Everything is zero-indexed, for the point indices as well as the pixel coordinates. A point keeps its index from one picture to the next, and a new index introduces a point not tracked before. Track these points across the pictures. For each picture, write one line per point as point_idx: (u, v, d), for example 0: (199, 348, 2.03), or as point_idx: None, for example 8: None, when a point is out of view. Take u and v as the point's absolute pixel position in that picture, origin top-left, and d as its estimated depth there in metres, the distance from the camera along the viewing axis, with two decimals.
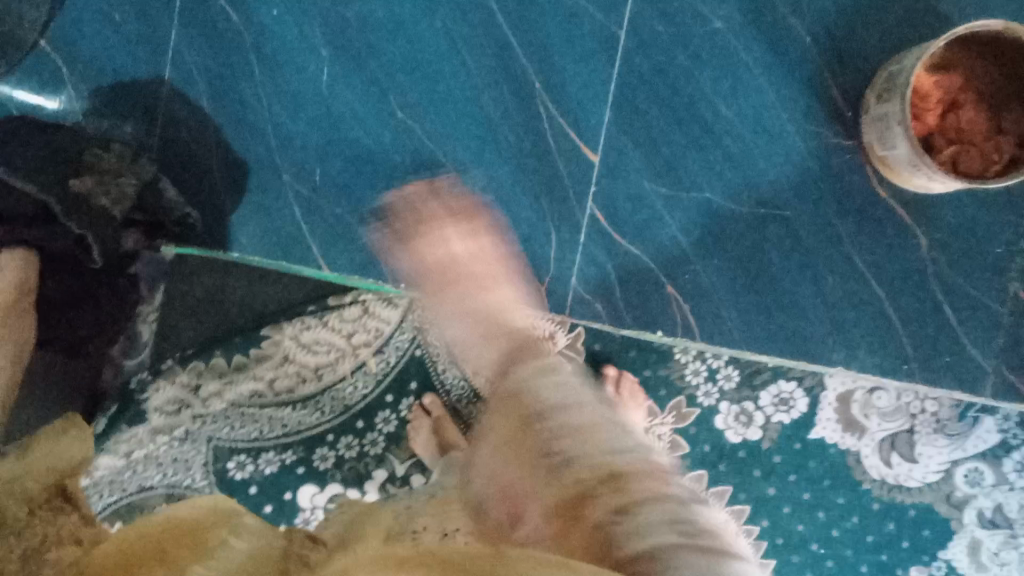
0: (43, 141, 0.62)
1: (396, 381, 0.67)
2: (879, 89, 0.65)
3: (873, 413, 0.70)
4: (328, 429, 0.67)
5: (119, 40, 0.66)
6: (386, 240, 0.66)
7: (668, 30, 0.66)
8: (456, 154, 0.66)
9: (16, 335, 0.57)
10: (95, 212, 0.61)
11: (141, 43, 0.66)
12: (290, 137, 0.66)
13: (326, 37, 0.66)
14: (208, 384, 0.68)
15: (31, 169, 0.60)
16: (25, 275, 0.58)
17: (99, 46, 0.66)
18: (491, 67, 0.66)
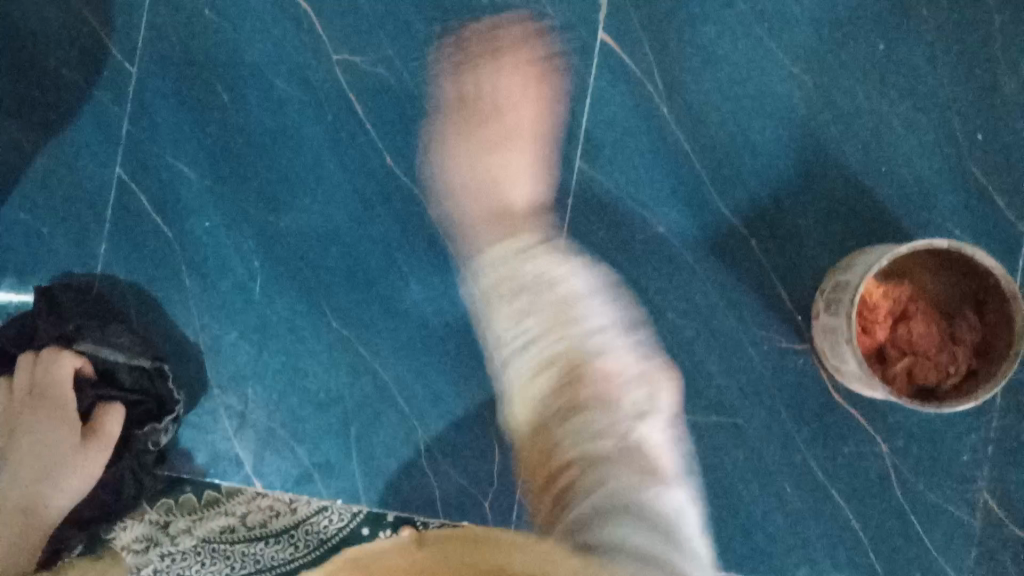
0: (113, 317, 0.71)
1: (371, 515, 0.71)
2: (827, 297, 0.67)
3: None
4: (302, 566, 0.71)
5: (52, 253, 0.72)
6: (335, 440, 0.72)
7: (607, 233, 0.71)
8: (394, 363, 0.72)
9: (77, 476, 0.66)
10: (162, 395, 0.69)
11: (76, 254, 0.72)
12: (223, 345, 0.71)
13: (259, 247, 0.72)
14: (178, 521, 0.72)
15: (114, 341, 0.69)
16: (106, 427, 0.68)
17: (32, 258, 0.72)
18: (426, 273, 0.72)
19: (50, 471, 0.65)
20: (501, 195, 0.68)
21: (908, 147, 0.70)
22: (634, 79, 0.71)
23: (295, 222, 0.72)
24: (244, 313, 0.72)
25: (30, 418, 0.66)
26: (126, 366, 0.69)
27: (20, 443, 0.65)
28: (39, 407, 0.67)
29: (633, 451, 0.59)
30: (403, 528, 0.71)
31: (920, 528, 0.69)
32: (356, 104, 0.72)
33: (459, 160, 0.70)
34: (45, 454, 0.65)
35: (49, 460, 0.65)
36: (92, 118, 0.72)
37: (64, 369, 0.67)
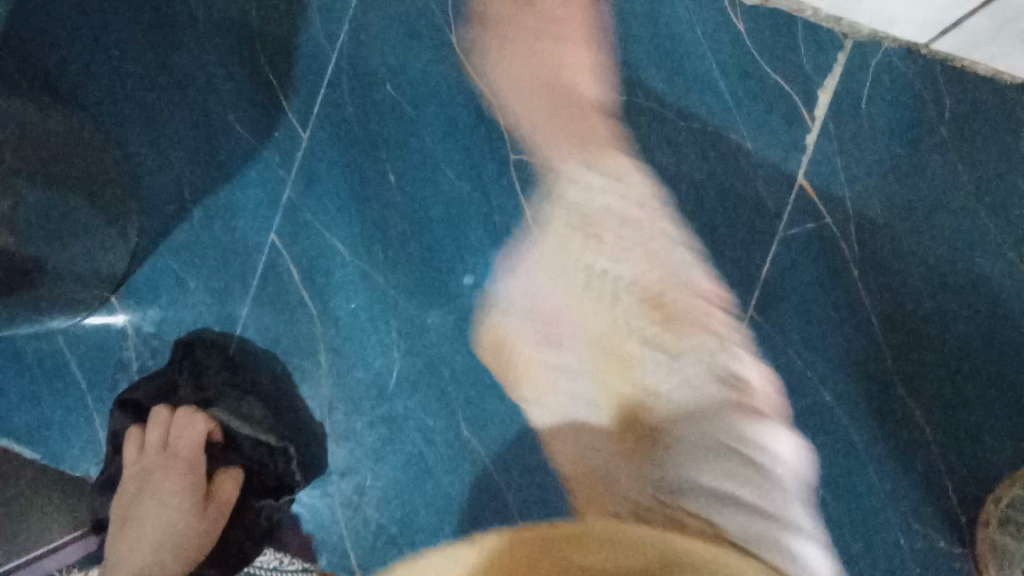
0: (246, 385, 0.69)
1: None
2: (1000, 512, 0.62)
3: None
4: None
5: (191, 307, 0.71)
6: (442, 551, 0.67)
7: (770, 396, 0.66)
8: (517, 487, 0.67)
9: (196, 545, 0.63)
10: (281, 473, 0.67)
11: (215, 311, 0.70)
12: (347, 434, 0.69)
13: (401, 338, 0.69)
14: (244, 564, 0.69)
15: (243, 412, 0.68)
16: (227, 493, 0.66)
17: (171, 309, 0.71)
18: (571, 395, 0.68)
19: (179, 545, 0.63)
20: (566, 79, 0.68)
21: None
22: (827, 233, 0.66)
23: (442, 319, 0.69)
24: (372, 403, 0.69)
25: (166, 479, 0.65)
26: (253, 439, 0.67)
27: (146, 504, 0.64)
28: (175, 469, 0.65)
29: None
30: None
31: None
32: (522, 206, 0.68)
33: (506, 53, 0.68)
34: (166, 524, 0.63)
35: (172, 532, 0.63)
36: (256, 180, 0.70)
37: (199, 431, 0.66)
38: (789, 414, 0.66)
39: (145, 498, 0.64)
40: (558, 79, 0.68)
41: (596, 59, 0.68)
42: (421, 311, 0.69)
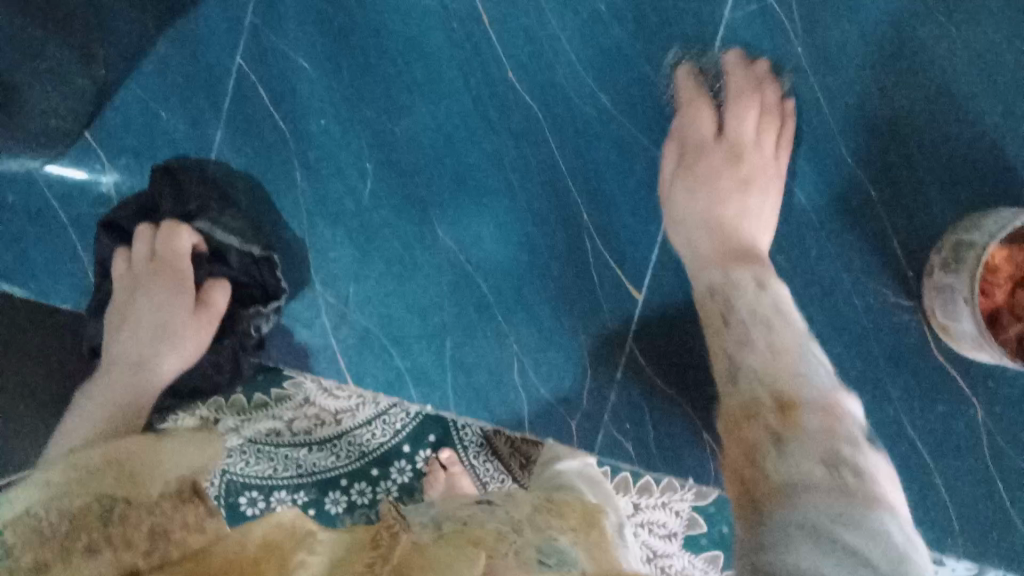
0: (229, 202, 0.70)
1: (415, 433, 0.76)
2: (945, 255, 0.66)
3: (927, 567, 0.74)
4: (342, 475, 0.76)
5: (165, 136, 0.72)
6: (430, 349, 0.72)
7: None
8: (496, 285, 0.72)
9: (192, 342, 0.66)
10: (268, 290, 0.70)
11: (189, 138, 0.72)
12: (327, 247, 0.72)
13: (373, 150, 0.71)
14: (227, 419, 0.76)
15: (230, 227, 0.69)
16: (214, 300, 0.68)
17: (144, 139, 0.72)
18: (539, 194, 0.71)
19: (167, 335, 0.65)
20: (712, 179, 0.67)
21: None
22: (771, 15, 0.68)
23: (410, 129, 0.71)
24: (351, 216, 0.72)
25: (151, 285, 0.66)
26: (239, 255, 0.69)
27: (138, 300, 0.65)
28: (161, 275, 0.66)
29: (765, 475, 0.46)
30: (441, 450, 0.76)
31: (1009, 497, 0.69)
32: (481, 17, 0.70)
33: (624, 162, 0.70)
34: (160, 317, 0.65)
35: (167, 325, 0.65)
36: (217, 9, 0.72)
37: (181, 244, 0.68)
38: None
39: (138, 291, 0.66)
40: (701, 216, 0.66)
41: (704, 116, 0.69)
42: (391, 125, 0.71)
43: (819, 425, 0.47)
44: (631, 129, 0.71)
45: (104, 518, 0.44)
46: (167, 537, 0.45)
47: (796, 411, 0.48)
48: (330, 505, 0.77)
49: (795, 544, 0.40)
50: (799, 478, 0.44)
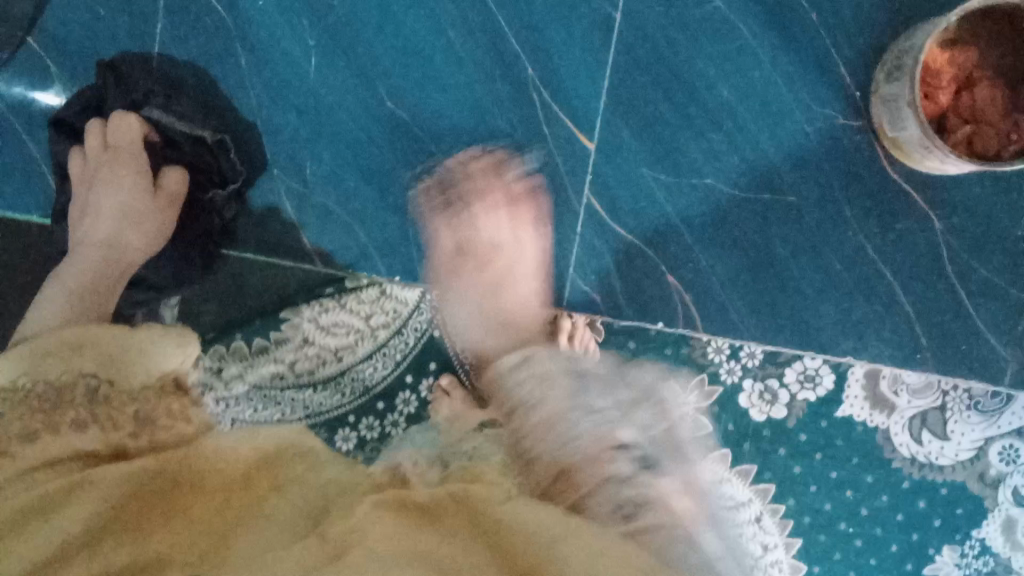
0: (180, 90, 0.73)
1: (415, 362, 0.75)
2: (889, 67, 0.65)
3: (902, 390, 0.72)
4: (348, 410, 0.75)
5: (108, 35, 0.72)
6: (392, 220, 0.73)
7: (666, 12, 0.70)
8: (450, 149, 0.73)
9: (158, 227, 0.70)
10: (224, 172, 0.73)
11: (131, 35, 0.72)
12: (280, 129, 0.73)
13: (313, 27, 0.72)
14: (230, 366, 0.76)
15: (183, 113, 0.72)
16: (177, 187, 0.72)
17: (86, 40, 0.73)
18: (486, 55, 0.71)
19: (134, 217, 0.69)
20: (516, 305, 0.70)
21: None
22: None
23: (347, 2, 0.72)
24: (298, 94, 0.72)
25: (113, 165, 0.70)
26: (194, 139, 0.72)
27: (97, 189, 0.69)
28: (118, 164, 0.70)
29: (585, 464, 0.54)
30: (442, 376, 0.74)
31: (969, 303, 0.71)
32: None
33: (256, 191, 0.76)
34: (122, 204, 0.69)
35: (131, 210, 0.69)
36: None
37: (133, 133, 0.71)
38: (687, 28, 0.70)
39: (95, 183, 0.69)
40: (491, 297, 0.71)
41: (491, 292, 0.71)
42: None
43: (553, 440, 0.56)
44: None
45: (89, 395, 0.49)
46: (152, 425, 0.50)
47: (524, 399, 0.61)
48: (341, 443, 0.75)
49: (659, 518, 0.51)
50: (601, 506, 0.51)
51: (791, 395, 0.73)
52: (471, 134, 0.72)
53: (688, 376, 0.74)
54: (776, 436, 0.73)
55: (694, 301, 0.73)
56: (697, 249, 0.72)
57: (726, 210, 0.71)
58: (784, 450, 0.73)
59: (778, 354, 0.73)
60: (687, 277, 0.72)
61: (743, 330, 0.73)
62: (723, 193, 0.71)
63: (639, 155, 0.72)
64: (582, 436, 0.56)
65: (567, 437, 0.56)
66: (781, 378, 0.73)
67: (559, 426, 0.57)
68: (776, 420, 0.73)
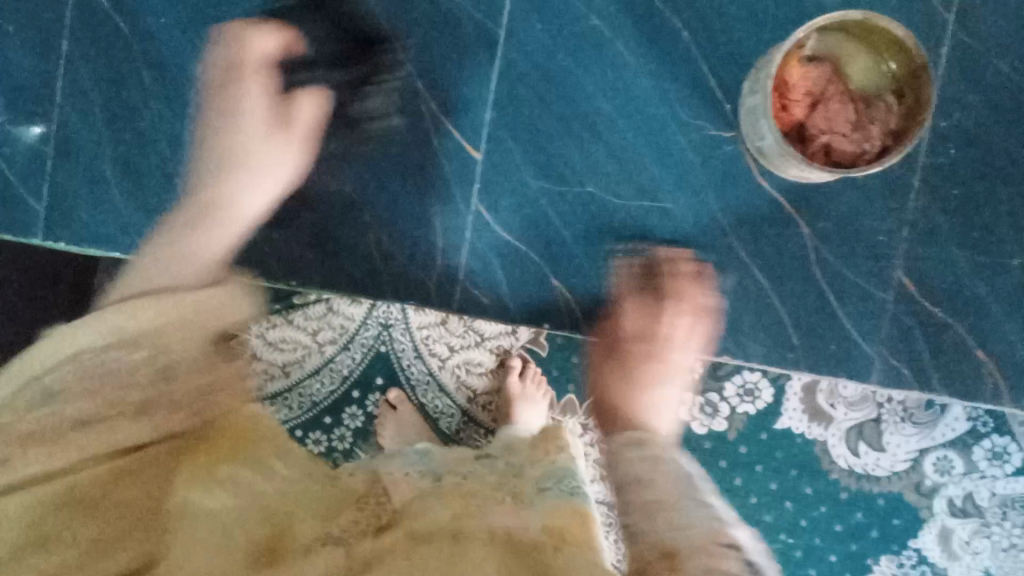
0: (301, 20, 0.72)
1: (363, 379, 0.78)
2: (750, 81, 0.69)
3: (839, 403, 0.76)
4: (297, 425, 0.78)
5: (9, 51, 0.74)
6: (289, 229, 0.75)
7: (546, 29, 0.74)
8: (344, 159, 0.75)
9: (280, 158, 0.71)
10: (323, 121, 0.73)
11: (31, 51, 0.74)
12: (177, 139, 0.74)
13: (211, 43, 0.74)
14: None
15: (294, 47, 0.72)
16: (317, 111, 0.73)
17: None
18: (375, 68, 0.74)
19: (231, 154, 0.70)
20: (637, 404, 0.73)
21: None
22: None
23: (244, 18, 0.74)
24: (196, 105, 0.74)
25: (238, 122, 0.70)
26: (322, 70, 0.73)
27: (219, 119, 0.71)
28: (236, 114, 0.71)
29: (658, 518, 0.59)
30: (389, 391, 0.78)
31: (839, 305, 0.74)
32: None
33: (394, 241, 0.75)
34: (250, 134, 0.70)
35: (240, 147, 0.70)
36: None
37: (274, 51, 0.71)
38: (566, 45, 0.74)
39: (227, 122, 0.70)
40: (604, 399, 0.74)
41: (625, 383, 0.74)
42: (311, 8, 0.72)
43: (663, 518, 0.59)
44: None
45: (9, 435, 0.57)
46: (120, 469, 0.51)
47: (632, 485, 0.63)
48: None
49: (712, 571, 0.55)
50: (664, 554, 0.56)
51: (732, 408, 0.77)
52: (367, 147, 0.75)
53: None
54: (719, 449, 0.77)
55: (581, 306, 0.76)
56: (583, 255, 0.75)
57: (610, 217, 0.75)
58: (726, 461, 0.77)
59: (719, 367, 0.77)
60: (575, 283, 0.75)
61: (632, 334, 0.75)
62: (607, 201, 0.74)
63: (527, 165, 0.75)
64: (655, 477, 0.64)
65: (682, 516, 0.59)
66: (722, 392, 0.77)
67: (671, 513, 0.60)
68: (718, 433, 0.77)
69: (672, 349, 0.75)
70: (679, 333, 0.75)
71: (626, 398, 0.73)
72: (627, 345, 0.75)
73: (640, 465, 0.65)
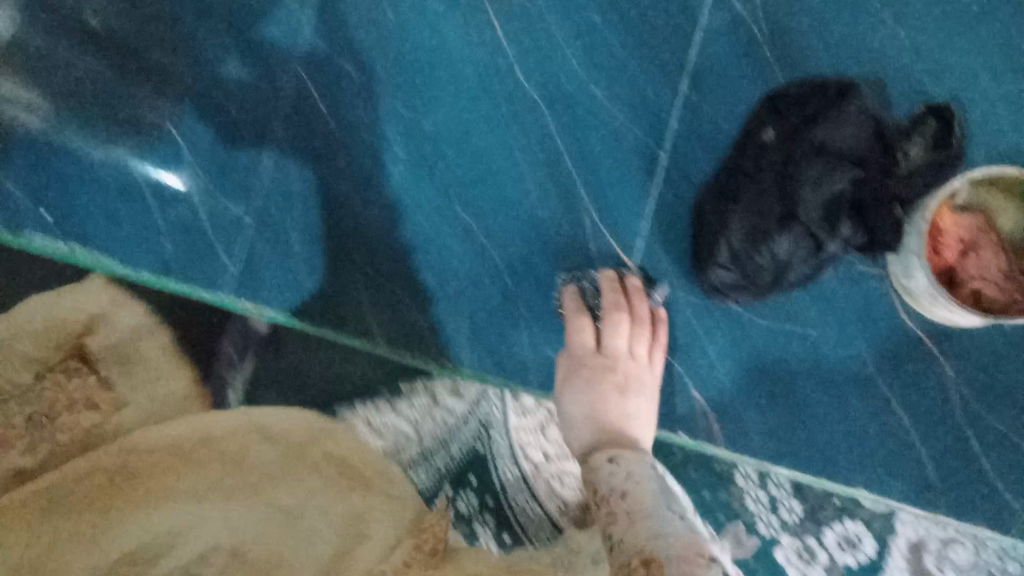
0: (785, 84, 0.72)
1: (456, 475, 0.85)
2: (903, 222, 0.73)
3: (947, 565, 0.76)
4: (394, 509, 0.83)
5: (232, 130, 0.86)
6: (448, 309, 0.84)
7: (706, 155, 0.80)
8: (505, 250, 0.83)
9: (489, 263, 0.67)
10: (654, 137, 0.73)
11: (252, 133, 0.86)
12: (364, 222, 0.85)
13: (404, 142, 0.85)
14: None
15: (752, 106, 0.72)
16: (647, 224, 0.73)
17: (215, 131, 0.86)
18: (544, 176, 0.82)
19: None
20: (616, 416, 0.72)
21: (993, 94, 0.77)
22: (739, 22, 0.80)
23: (436, 122, 0.84)
24: (382, 191, 0.85)
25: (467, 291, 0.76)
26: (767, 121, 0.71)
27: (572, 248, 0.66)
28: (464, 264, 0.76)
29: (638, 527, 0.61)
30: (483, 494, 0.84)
31: (977, 448, 0.75)
32: (495, 25, 0.83)
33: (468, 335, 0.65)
34: None
35: None
36: (275, 23, 0.86)
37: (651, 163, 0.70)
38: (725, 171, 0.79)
39: None
40: (586, 413, 0.73)
41: (594, 392, 0.74)
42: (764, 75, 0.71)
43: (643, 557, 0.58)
44: (623, 120, 0.81)
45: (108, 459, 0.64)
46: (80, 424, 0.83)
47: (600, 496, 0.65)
48: None
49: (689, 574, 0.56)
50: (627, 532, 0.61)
51: (832, 555, 0.76)
52: (528, 245, 0.83)
53: (726, 525, 0.77)
54: None
55: (716, 417, 0.78)
56: (721, 369, 0.78)
57: (751, 336, 0.78)
58: None
59: (819, 509, 0.77)
60: (711, 395, 0.78)
61: (760, 450, 0.77)
62: (748, 319, 0.78)
63: (676, 278, 0.79)
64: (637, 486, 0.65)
65: (659, 528, 0.60)
66: (822, 537, 0.76)
67: (650, 522, 0.61)
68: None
69: (627, 364, 0.75)
70: (641, 355, 0.76)
71: (590, 410, 0.73)
72: (591, 361, 0.76)
73: (619, 475, 0.66)
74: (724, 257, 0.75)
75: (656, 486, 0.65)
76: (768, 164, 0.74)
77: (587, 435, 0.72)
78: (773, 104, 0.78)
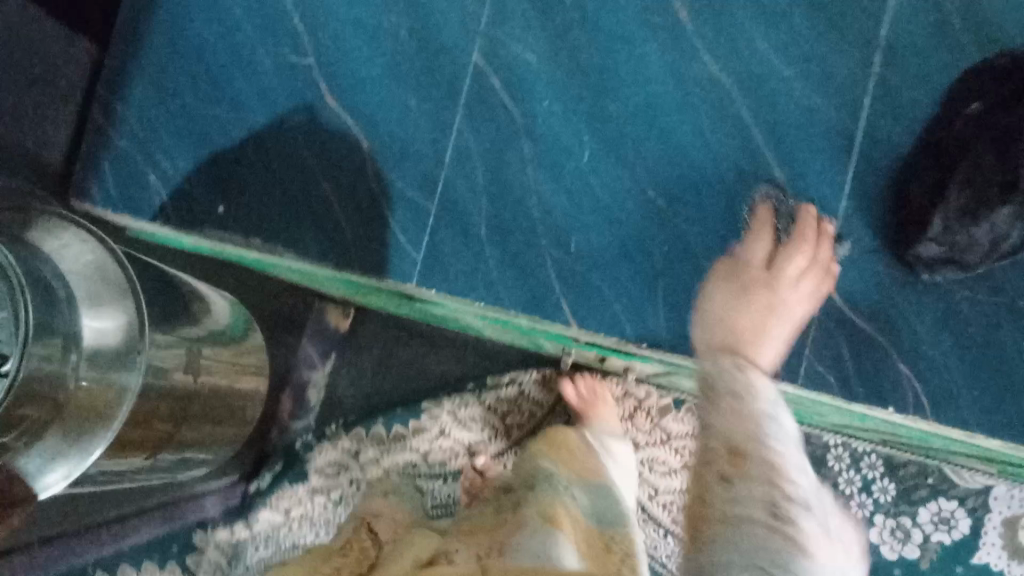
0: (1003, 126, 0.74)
1: None
2: None
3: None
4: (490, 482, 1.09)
5: (413, 122, 0.86)
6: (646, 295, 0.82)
7: (903, 129, 0.80)
8: (702, 233, 0.82)
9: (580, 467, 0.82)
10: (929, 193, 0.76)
11: (431, 123, 0.86)
12: (550, 208, 0.84)
13: (589, 126, 0.84)
14: (369, 450, 1.12)
15: (987, 141, 0.74)
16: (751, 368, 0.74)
17: (396, 123, 0.86)
18: (737, 155, 0.82)
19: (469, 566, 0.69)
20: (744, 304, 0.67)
21: None
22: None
23: (620, 105, 0.84)
24: (570, 178, 0.84)
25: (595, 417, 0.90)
26: (1005, 143, 0.73)
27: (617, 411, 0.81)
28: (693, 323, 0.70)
29: (736, 422, 0.51)
30: None
31: None
32: (678, 7, 0.83)
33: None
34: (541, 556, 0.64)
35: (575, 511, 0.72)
36: (454, 16, 0.86)
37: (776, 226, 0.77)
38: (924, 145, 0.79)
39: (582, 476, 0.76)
40: (707, 309, 0.68)
41: (753, 308, 0.67)
42: (997, 118, 0.74)
43: (728, 450, 0.49)
44: (817, 98, 0.81)
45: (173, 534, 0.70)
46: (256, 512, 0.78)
47: (718, 395, 0.54)
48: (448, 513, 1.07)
49: (748, 511, 0.46)
50: (716, 428, 0.51)
51: None
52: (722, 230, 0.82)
53: None
54: None
55: (926, 391, 0.77)
56: (929, 343, 0.78)
57: (960, 308, 0.78)
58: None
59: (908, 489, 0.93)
60: (921, 370, 0.78)
61: (973, 422, 0.77)
62: (956, 293, 0.78)
63: (878, 253, 0.79)
64: (750, 401, 0.52)
65: (763, 434, 0.50)
66: None
67: (751, 422, 0.50)
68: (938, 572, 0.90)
69: (785, 292, 0.70)
70: (795, 270, 0.72)
71: (720, 307, 0.67)
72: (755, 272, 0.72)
73: (739, 376, 0.55)
74: (935, 231, 0.75)
75: (772, 408, 0.52)
76: (985, 136, 0.74)
77: (733, 327, 0.64)
78: (976, 79, 0.78)
